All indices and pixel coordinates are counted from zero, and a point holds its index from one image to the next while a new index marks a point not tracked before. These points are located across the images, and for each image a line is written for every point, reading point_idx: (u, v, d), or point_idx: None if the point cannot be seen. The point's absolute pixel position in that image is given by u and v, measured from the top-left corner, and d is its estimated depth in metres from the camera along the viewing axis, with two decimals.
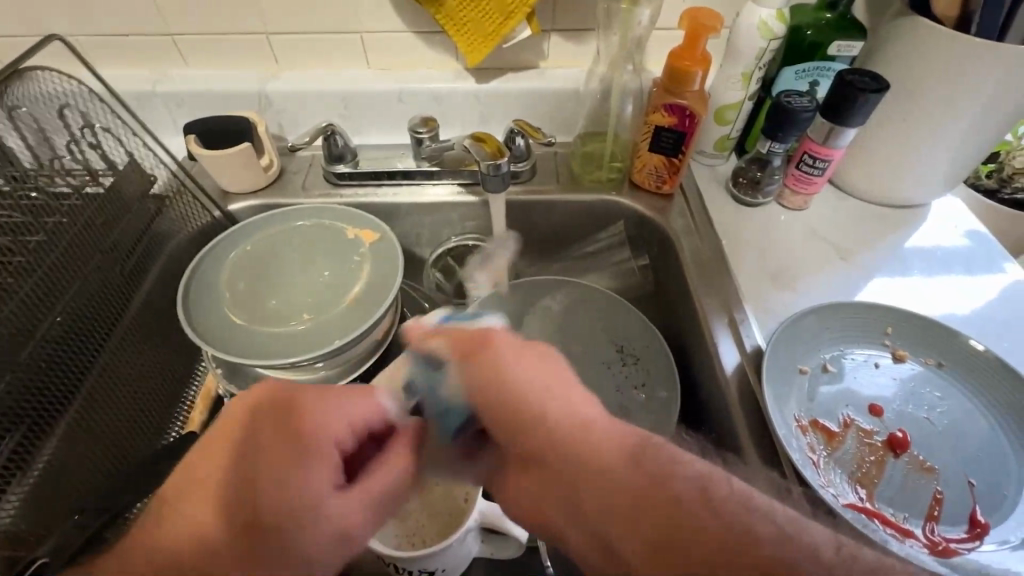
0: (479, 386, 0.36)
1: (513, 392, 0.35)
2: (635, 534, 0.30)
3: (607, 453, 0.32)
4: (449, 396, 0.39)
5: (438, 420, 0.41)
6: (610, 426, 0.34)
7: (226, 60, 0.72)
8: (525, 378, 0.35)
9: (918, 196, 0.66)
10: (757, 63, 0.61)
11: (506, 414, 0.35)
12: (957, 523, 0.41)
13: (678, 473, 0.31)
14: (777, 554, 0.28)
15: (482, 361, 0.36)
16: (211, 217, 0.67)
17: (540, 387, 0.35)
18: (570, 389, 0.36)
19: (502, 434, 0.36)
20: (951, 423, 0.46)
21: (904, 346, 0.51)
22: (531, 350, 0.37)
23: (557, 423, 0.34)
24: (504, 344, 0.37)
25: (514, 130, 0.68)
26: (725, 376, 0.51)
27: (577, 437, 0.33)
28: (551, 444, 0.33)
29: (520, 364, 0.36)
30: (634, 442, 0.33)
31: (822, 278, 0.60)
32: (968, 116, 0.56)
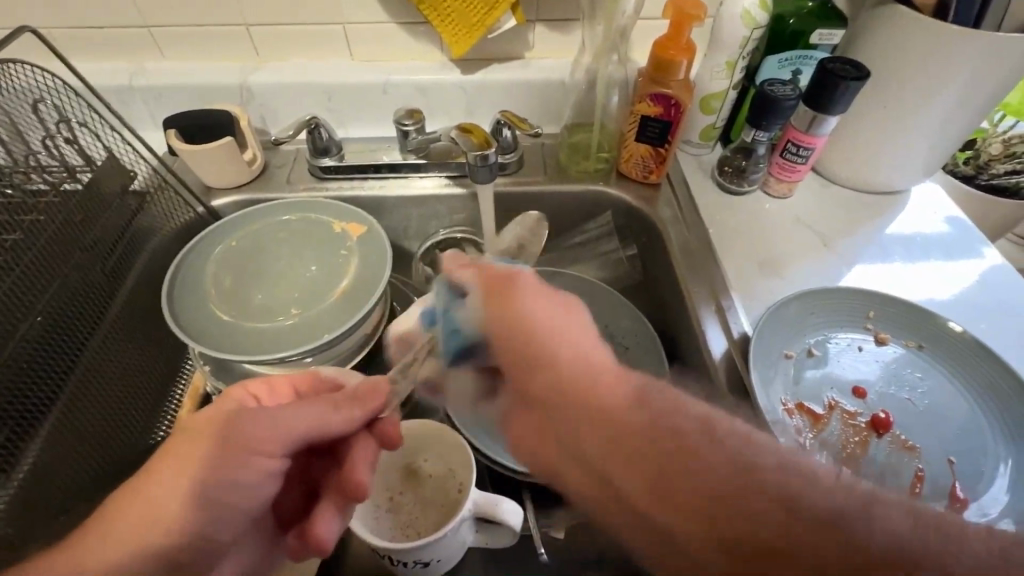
0: (503, 312, 0.35)
1: (535, 322, 0.35)
2: (640, 475, 0.31)
3: (615, 397, 0.33)
4: (468, 318, 0.38)
5: (447, 337, 0.40)
6: (622, 371, 0.34)
7: (205, 52, 0.70)
8: (541, 314, 0.35)
9: (899, 183, 0.68)
10: (741, 52, 0.62)
11: (518, 351, 0.35)
12: (937, 500, 0.42)
13: (681, 417, 0.32)
14: (781, 483, 0.29)
15: (513, 292, 0.36)
16: (194, 213, 0.66)
17: (555, 324, 0.35)
18: (581, 327, 0.36)
19: (514, 371, 0.35)
20: (932, 403, 0.48)
21: (886, 329, 0.52)
22: (547, 290, 0.37)
23: (568, 362, 0.33)
24: (530, 283, 0.37)
25: (502, 122, 0.67)
26: (713, 363, 0.52)
27: (585, 382, 0.33)
28: (563, 385, 0.33)
29: (544, 304, 0.35)
30: (641, 386, 0.33)
31: (807, 265, 0.61)
32: (946, 104, 0.58)
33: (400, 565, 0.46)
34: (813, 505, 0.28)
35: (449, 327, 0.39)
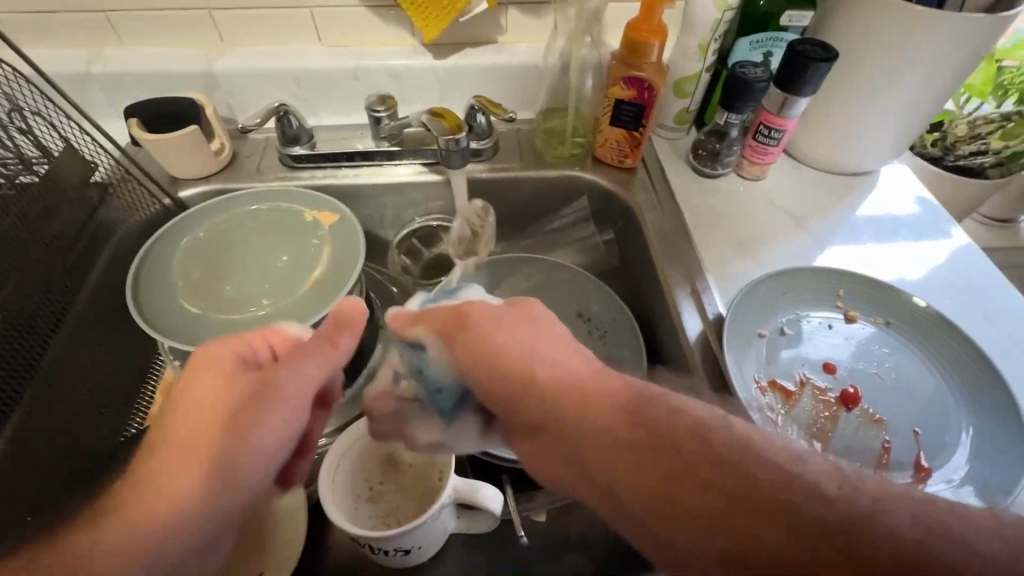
0: (466, 357, 0.39)
1: (499, 355, 0.37)
2: (636, 486, 0.31)
3: (606, 415, 0.33)
4: (437, 373, 0.41)
5: (433, 400, 0.42)
6: (611, 379, 0.35)
7: (167, 38, 0.68)
8: (517, 344, 0.38)
9: (867, 165, 0.69)
10: (713, 34, 0.61)
11: (500, 379, 0.37)
12: (904, 469, 0.44)
13: (680, 421, 0.32)
14: (784, 497, 0.28)
15: (462, 342, 0.39)
16: (160, 205, 0.64)
17: (527, 347, 0.37)
18: (562, 346, 0.38)
19: (503, 399, 0.37)
20: (899, 377, 0.49)
21: (855, 307, 0.53)
22: (514, 317, 0.40)
23: (551, 381, 0.36)
24: (492, 321, 0.39)
25: (475, 107, 0.66)
26: (689, 344, 0.53)
27: (574, 397, 0.35)
28: (551, 401, 0.35)
29: (508, 333, 0.38)
30: (638, 396, 0.34)
31: (779, 247, 0.62)
32: (912, 83, 0.59)
33: (380, 553, 0.46)
34: (818, 502, 0.28)
35: (430, 383, 0.42)
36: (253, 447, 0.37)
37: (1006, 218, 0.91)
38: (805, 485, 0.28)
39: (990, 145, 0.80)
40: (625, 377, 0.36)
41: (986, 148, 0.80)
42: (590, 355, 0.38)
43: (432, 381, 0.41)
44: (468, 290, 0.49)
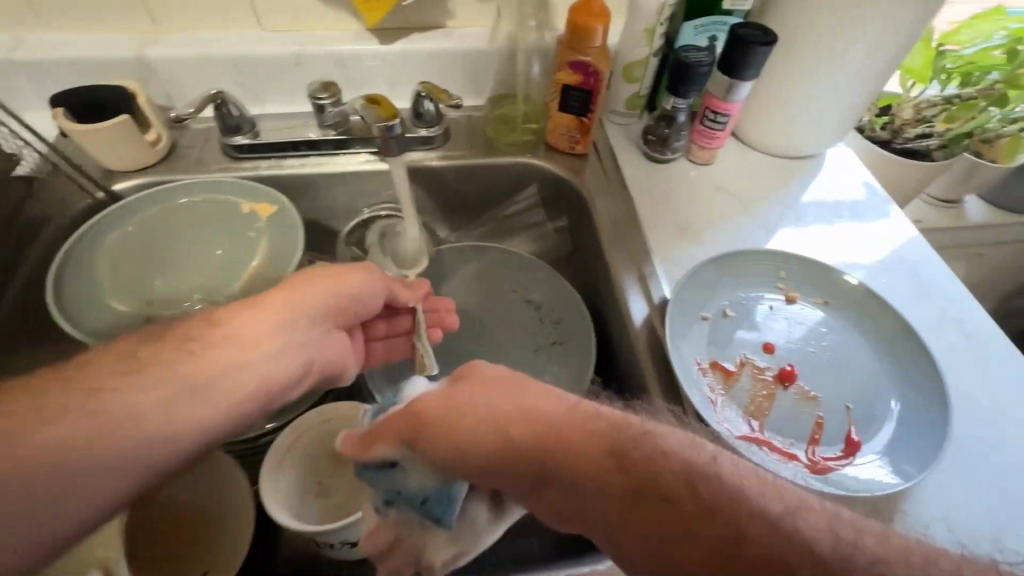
0: (434, 441, 0.35)
1: (467, 437, 0.34)
2: (633, 536, 0.31)
3: (590, 469, 0.32)
4: (416, 484, 0.37)
5: (422, 513, 0.38)
6: (588, 419, 0.34)
7: (95, 22, 0.65)
8: (484, 415, 0.35)
9: (812, 148, 0.70)
10: (659, 17, 0.61)
11: (477, 454, 0.34)
12: (835, 444, 0.45)
13: (664, 460, 0.31)
14: (768, 550, 0.28)
15: (427, 446, 0.35)
16: (93, 199, 0.61)
17: (493, 417, 0.35)
18: (530, 394, 0.35)
19: (485, 473, 0.34)
20: (834, 355, 0.51)
21: (795, 287, 0.54)
22: (477, 385, 0.36)
23: (528, 445, 0.33)
24: (455, 394, 0.36)
25: (422, 93, 0.65)
26: (634, 329, 0.54)
27: (556, 455, 0.33)
28: (530, 462, 0.33)
29: (468, 414, 0.35)
30: (618, 436, 0.33)
31: (726, 231, 0.63)
32: (849, 67, 0.60)
33: (327, 548, 0.46)
34: (794, 546, 0.28)
35: (411, 496, 0.37)
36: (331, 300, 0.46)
37: (951, 199, 0.94)
38: (791, 532, 0.28)
39: (935, 128, 0.82)
40: (604, 412, 0.34)
41: (932, 131, 0.83)
42: (565, 391, 0.36)
43: (387, 493, 0.38)
44: (411, 384, 0.44)
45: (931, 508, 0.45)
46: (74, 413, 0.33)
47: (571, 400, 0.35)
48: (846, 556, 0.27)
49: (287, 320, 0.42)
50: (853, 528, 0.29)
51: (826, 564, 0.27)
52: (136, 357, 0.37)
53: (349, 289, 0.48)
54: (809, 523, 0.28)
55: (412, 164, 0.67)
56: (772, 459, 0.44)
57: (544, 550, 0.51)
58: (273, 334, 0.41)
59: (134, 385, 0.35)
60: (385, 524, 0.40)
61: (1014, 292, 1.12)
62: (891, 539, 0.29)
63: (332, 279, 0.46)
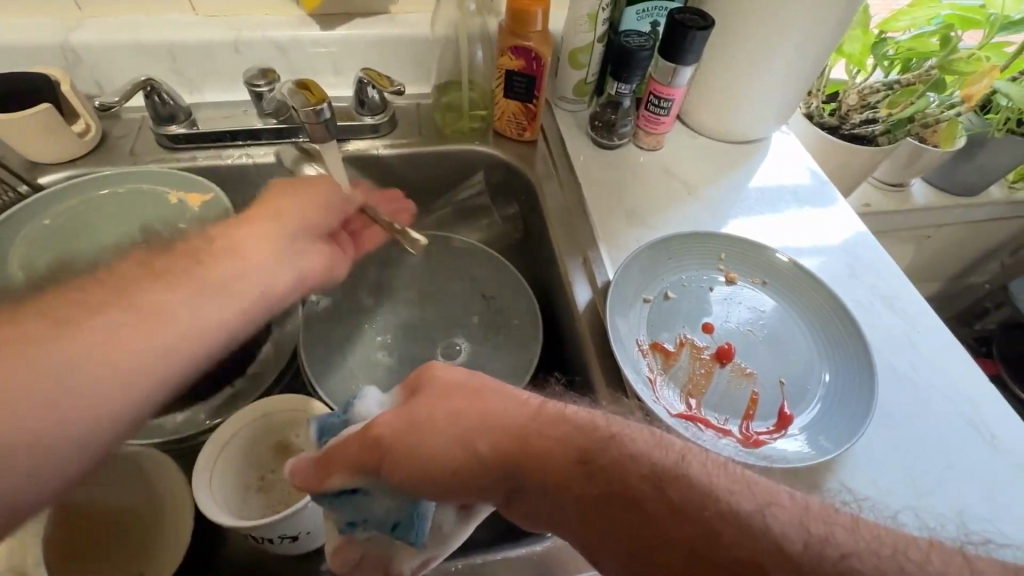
0: (395, 466, 0.34)
1: (427, 454, 0.34)
2: (606, 538, 0.31)
3: (562, 473, 0.32)
4: (383, 507, 0.37)
5: (395, 537, 0.38)
6: (553, 423, 0.34)
7: (13, 6, 0.61)
8: (442, 429, 0.34)
9: (757, 132, 0.71)
10: (600, 2, 0.61)
11: (442, 471, 0.34)
12: (768, 419, 0.47)
13: (633, 461, 0.31)
14: (742, 554, 0.28)
15: (387, 468, 0.35)
16: (17, 192, 0.58)
17: (454, 430, 0.34)
18: (491, 402, 0.35)
19: (448, 482, 0.34)
20: (771, 332, 0.52)
21: (735, 269, 0.56)
22: (431, 396, 0.36)
23: (494, 455, 0.33)
24: (414, 408, 0.35)
25: (364, 80, 0.63)
26: (578, 313, 0.54)
27: (522, 462, 0.33)
28: (496, 471, 0.33)
29: (428, 430, 0.34)
30: (586, 440, 0.33)
31: (672, 215, 0.64)
32: (786, 52, 0.61)
33: (267, 543, 0.45)
34: (763, 544, 0.28)
35: (375, 518, 0.38)
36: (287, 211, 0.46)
37: (898, 183, 0.97)
38: (761, 532, 0.28)
39: (879, 113, 0.84)
40: (570, 415, 0.34)
41: (876, 117, 0.85)
42: (526, 394, 0.36)
43: (351, 517, 0.38)
44: (362, 398, 0.41)
45: (871, 489, 0.47)
46: (103, 312, 0.33)
47: (535, 404, 0.35)
48: (817, 556, 0.27)
49: (272, 230, 0.44)
50: (822, 523, 0.29)
51: (796, 563, 0.27)
52: (149, 268, 0.38)
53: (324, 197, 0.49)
54: (778, 520, 0.28)
55: (353, 153, 0.66)
56: (706, 436, 0.45)
57: (492, 536, 0.52)
58: (274, 241, 0.44)
59: (154, 286, 0.36)
60: (351, 543, 0.40)
61: (959, 272, 1.17)
62: (863, 528, 0.29)
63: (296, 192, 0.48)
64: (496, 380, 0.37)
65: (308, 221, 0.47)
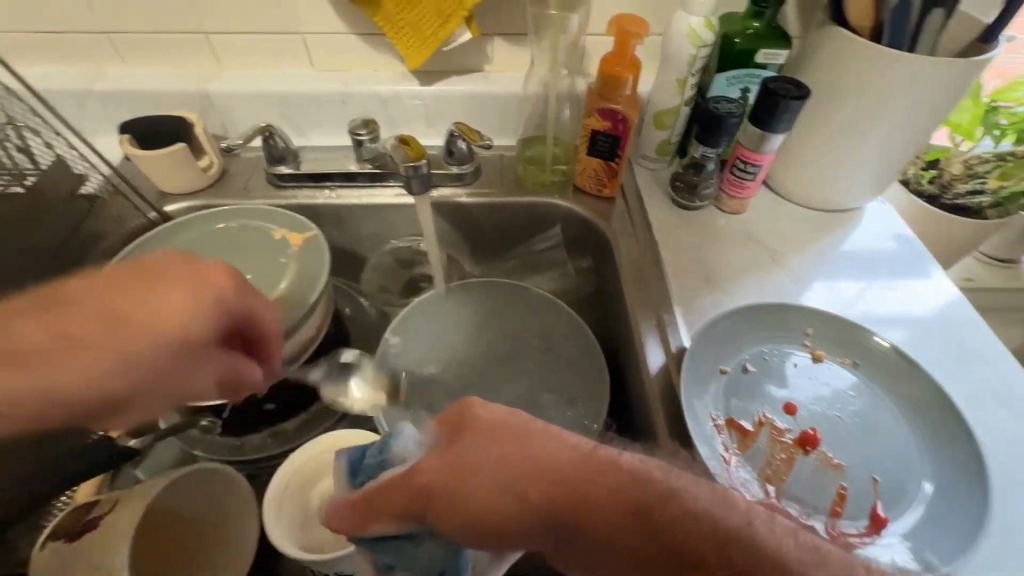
0: (445, 512, 0.34)
1: (479, 500, 0.33)
2: None
3: (617, 527, 0.31)
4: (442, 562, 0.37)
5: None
6: (605, 470, 0.32)
7: (165, 60, 0.71)
8: (491, 476, 0.33)
9: (847, 202, 0.68)
10: (689, 69, 0.62)
11: (492, 518, 0.33)
12: (858, 519, 0.42)
13: (696, 523, 0.30)
14: None
15: (435, 514, 0.34)
16: (147, 218, 0.66)
17: (500, 476, 0.33)
18: (542, 447, 0.34)
19: (499, 530, 0.33)
20: (863, 421, 0.48)
21: (822, 346, 0.52)
22: (479, 437, 0.35)
23: (544, 504, 0.32)
24: (464, 450, 0.35)
25: (454, 133, 0.67)
26: (650, 376, 0.53)
27: (576, 514, 0.31)
28: (546, 520, 0.32)
29: (476, 477, 0.33)
30: (642, 495, 0.31)
31: (753, 282, 0.62)
32: (886, 126, 0.59)
33: None
34: None
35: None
36: (96, 307, 0.35)
37: (1009, 259, 0.88)
38: None
39: (987, 184, 0.78)
40: (623, 462, 0.32)
41: (983, 188, 0.79)
42: (576, 437, 0.34)
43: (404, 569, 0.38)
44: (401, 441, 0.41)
45: None
46: None
47: (585, 449, 0.33)
48: None
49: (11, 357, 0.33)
50: None
51: None
52: None
53: (179, 300, 0.37)
54: None
55: (440, 200, 0.69)
56: None
57: None
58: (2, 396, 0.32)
59: None
60: None
61: None
62: None
63: (134, 285, 0.37)
64: (542, 420, 0.35)
65: (79, 350, 0.34)
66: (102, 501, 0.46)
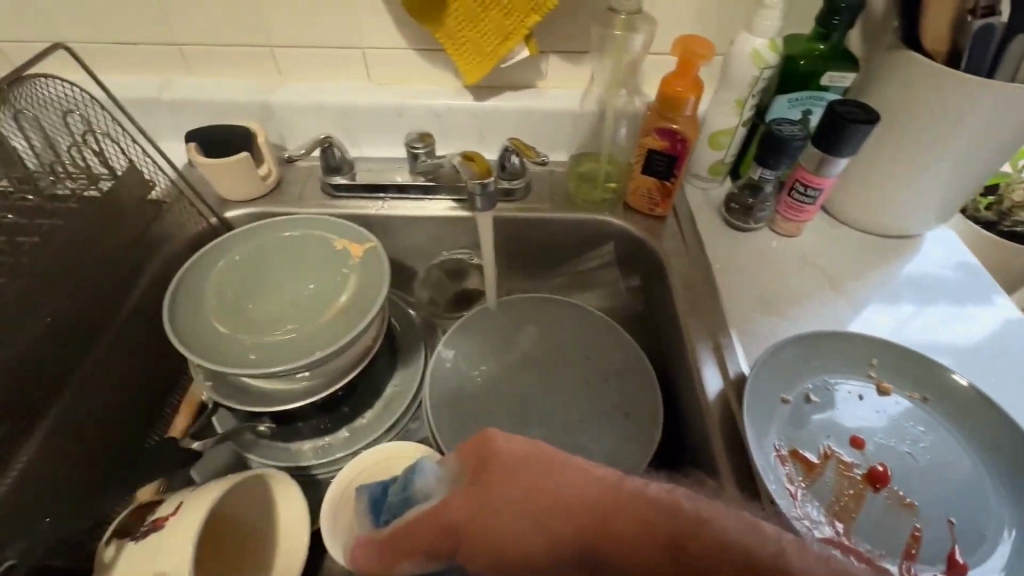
0: (472, 555, 0.32)
1: (504, 540, 0.31)
2: None
3: (649, 561, 0.27)
4: None
5: None
6: (630, 500, 0.28)
7: (229, 70, 0.74)
8: (513, 514, 0.31)
9: (910, 228, 0.67)
10: (751, 90, 0.61)
11: (519, 559, 0.31)
12: (935, 564, 0.40)
13: (731, 556, 0.26)
14: None
15: (463, 553, 0.33)
16: (207, 223, 0.68)
17: (522, 514, 0.31)
18: (562, 480, 0.30)
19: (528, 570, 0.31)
20: (935, 459, 0.46)
21: (889, 379, 0.51)
22: (499, 475, 0.32)
23: (570, 538, 0.29)
24: (485, 489, 0.33)
25: (509, 148, 0.68)
26: (708, 402, 0.52)
27: (606, 549, 0.28)
28: (577, 557, 0.29)
29: (501, 516, 0.31)
30: (671, 523, 0.27)
31: (811, 307, 0.60)
32: (957, 153, 0.57)
33: None
34: None
35: None
36: None
37: None
38: None
39: None
40: (650, 492, 0.28)
41: None
42: (598, 466, 0.31)
43: None
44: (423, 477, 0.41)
45: None
46: None
47: (610, 479, 0.30)
48: None
49: None
50: None
51: None
52: None
53: None
54: None
55: (497, 216, 0.70)
56: None
57: None
58: None
59: None
60: None
61: None
62: None
63: None
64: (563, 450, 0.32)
65: None
66: (166, 502, 0.47)
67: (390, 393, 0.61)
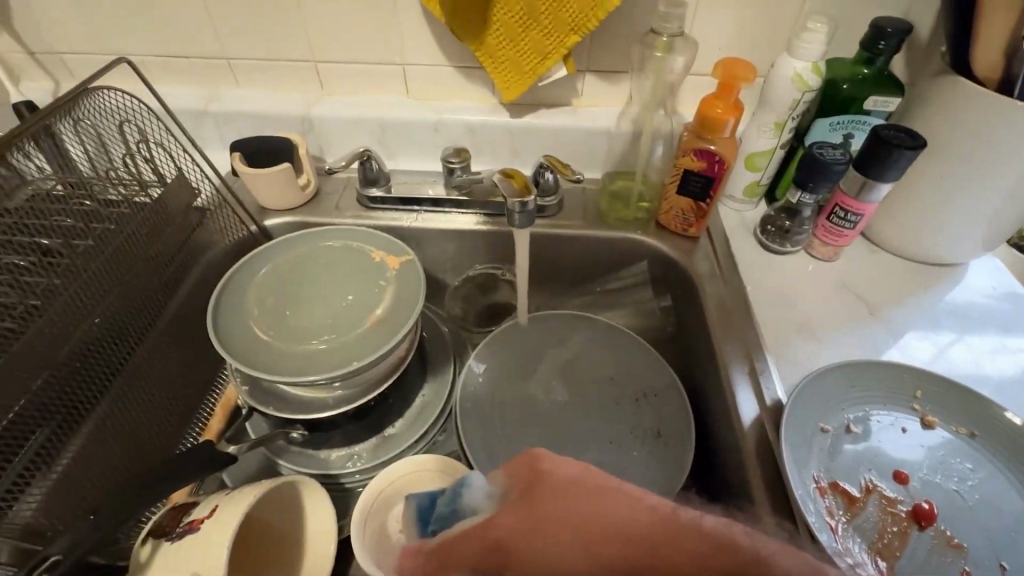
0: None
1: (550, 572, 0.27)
2: None
3: None
4: None
5: None
6: (685, 534, 0.26)
7: (275, 84, 0.76)
8: (557, 539, 0.28)
9: (953, 256, 0.65)
10: (791, 113, 0.61)
11: None
12: None
13: None
14: None
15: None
16: (247, 231, 0.70)
17: (570, 542, 0.28)
18: (613, 507, 0.28)
19: None
20: (984, 499, 0.44)
21: (934, 412, 0.49)
22: (548, 495, 0.30)
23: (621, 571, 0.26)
24: (531, 509, 0.30)
25: (543, 165, 0.69)
26: (742, 428, 0.51)
27: None
28: None
29: (546, 540, 0.28)
30: (730, 561, 0.25)
31: (850, 334, 0.59)
32: (1007, 182, 0.55)
33: None
34: None
35: None
36: None
37: None
38: None
39: None
40: (707, 524, 0.26)
41: None
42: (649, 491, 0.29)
43: None
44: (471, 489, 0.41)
45: None
46: None
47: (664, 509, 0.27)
48: None
49: None
50: None
51: None
52: None
53: None
54: None
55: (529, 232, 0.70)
56: None
57: None
58: None
59: None
60: None
61: None
62: None
63: None
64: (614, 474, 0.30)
65: None
66: (201, 504, 0.48)
67: (419, 404, 0.62)
